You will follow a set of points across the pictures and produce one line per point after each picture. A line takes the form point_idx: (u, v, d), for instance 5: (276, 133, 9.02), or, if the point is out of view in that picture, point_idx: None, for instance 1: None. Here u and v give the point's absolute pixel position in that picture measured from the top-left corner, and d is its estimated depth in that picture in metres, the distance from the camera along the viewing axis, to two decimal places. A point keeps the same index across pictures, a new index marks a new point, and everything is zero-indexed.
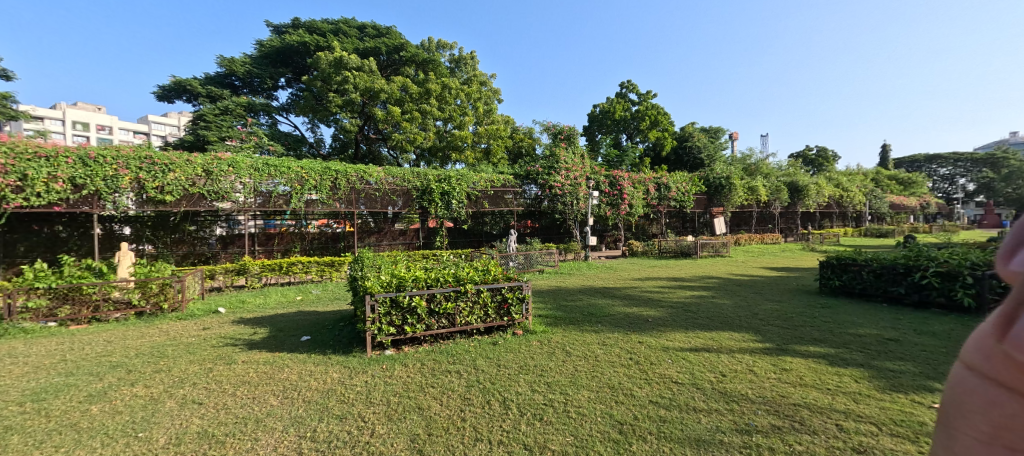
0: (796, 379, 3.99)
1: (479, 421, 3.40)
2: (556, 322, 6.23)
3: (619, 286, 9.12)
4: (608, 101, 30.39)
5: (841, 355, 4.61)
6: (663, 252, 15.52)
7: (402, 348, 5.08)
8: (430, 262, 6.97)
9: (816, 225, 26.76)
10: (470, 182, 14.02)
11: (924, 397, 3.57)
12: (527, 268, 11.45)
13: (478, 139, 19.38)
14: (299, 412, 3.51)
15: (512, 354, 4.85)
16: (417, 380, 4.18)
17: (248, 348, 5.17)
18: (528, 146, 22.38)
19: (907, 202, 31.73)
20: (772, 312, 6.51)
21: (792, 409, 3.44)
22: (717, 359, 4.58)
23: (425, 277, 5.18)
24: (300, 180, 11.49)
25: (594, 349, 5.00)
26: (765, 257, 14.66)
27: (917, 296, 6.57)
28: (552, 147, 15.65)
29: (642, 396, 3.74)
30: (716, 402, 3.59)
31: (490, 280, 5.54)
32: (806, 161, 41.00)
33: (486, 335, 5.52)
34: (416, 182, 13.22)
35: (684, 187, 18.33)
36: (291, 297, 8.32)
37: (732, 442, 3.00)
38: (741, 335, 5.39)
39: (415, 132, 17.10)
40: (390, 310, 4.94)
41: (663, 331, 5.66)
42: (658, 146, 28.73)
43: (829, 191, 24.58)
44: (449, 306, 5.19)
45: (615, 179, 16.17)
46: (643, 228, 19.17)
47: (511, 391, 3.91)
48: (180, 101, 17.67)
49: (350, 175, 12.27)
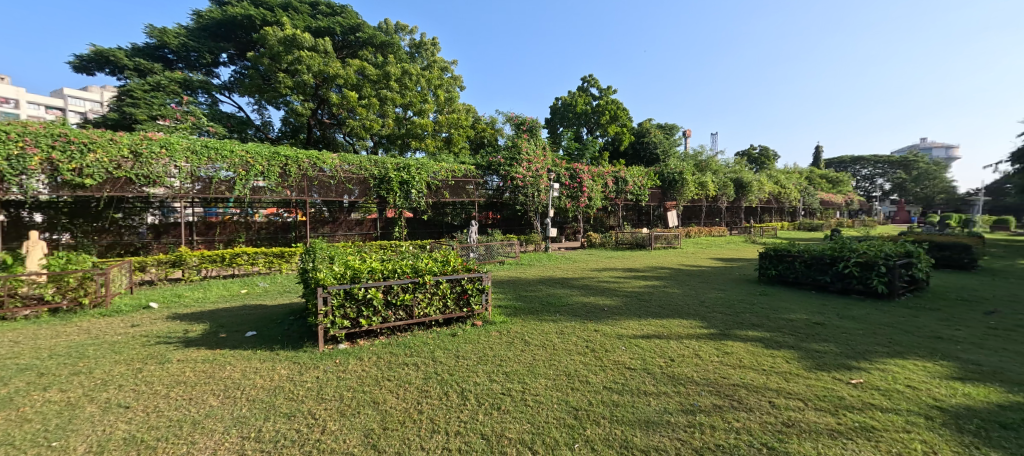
0: (736, 362, 4.29)
1: (437, 413, 3.37)
2: (516, 312, 6.29)
3: (577, 276, 9.35)
4: (570, 94, 30.87)
5: (775, 338, 4.99)
6: (620, 243, 16.05)
7: (357, 342, 4.93)
8: (387, 252, 6.79)
9: (757, 219, 28.73)
10: (430, 172, 13.74)
11: (844, 374, 3.95)
12: (488, 259, 11.45)
13: (439, 128, 19.00)
14: (242, 412, 3.32)
15: (470, 345, 4.85)
16: (372, 374, 4.07)
17: (185, 345, 4.81)
18: (489, 136, 22.23)
19: (835, 200, 34.80)
20: (717, 300, 6.94)
21: (731, 389, 3.69)
22: (667, 345, 4.82)
23: (382, 268, 5.02)
24: (245, 165, 10.76)
25: (552, 338, 5.10)
26: (712, 249, 15.56)
27: (840, 283, 7.23)
28: (514, 138, 15.67)
29: (596, 382, 3.87)
30: (664, 385, 3.79)
31: (450, 271, 5.49)
32: (750, 160, 43.81)
33: (444, 327, 5.47)
34: (373, 170, 12.77)
35: (640, 181, 19.01)
36: (235, 291, 7.81)
37: (679, 422, 3.17)
38: (689, 322, 5.70)
39: (373, 118, 16.47)
40: (344, 303, 4.75)
41: (618, 319, 5.87)
42: (617, 140, 29.56)
43: (770, 188, 26.42)
44: (407, 298, 5.09)
45: (575, 171, 16.46)
46: (601, 220, 19.73)
47: (469, 382, 3.91)
48: (103, 74, 15.95)
49: (301, 161, 11.64)
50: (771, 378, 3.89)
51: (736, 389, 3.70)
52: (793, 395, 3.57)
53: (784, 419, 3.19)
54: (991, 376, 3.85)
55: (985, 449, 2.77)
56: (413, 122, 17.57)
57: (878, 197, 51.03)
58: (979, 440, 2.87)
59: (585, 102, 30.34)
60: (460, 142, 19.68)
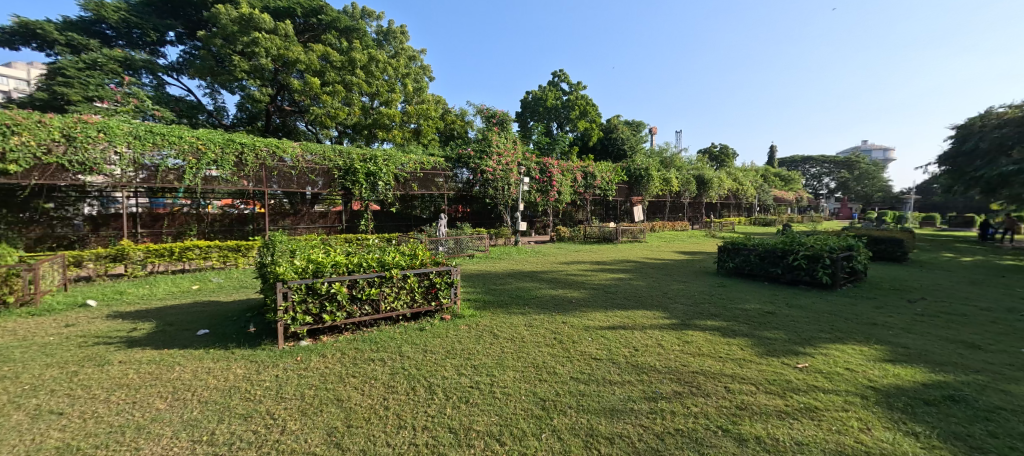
0: (695, 350, 4.48)
1: (404, 408, 3.33)
2: (485, 305, 6.29)
3: (546, 270, 9.45)
4: (540, 88, 31.02)
5: (731, 327, 5.26)
6: (588, 237, 16.33)
7: (320, 338, 4.77)
8: (352, 245, 6.60)
9: (717, 214, 30.06)
10: (398, 163, 13.42)
11: (791, 359, 4.22)
12: (457, 253, 11.36)
13: (407, 119, 18.56)
14: (193, 415, 3.14)
15: (439, 339, 4.81)
16: (336, 371, 3.96)
17: (128, 346, 4.49)
18: (459, 128, 21.96)
19: (788, 197, 36.93)
20: (679, 292, 7.22)
21: (691, 376, 3.86)
22: (632, 335, 4.96)
23: (346, 262, 4.87)
24: (196, 152, 10.10)
25: (521, 331, 5.14)
26: (675, 243, 16.14)
27: (790, 275, 7.68)
28: (485, 131, 15.55)
29: (563, 373, 3.94)
30: (629, 374, 3.90)
31: (418, 264, 5.39)
32: (711, 157, 45.66)
33: (412, 321, 5.39)
34: (337, 161, 12.32)
35: (608, 177, 19.40)
36: (185, 287, 7.36)
37: (641, 409, 3.27)
38: (652, 313, 5.90)
39: (338, 106, 15.87)
40: (306, 298, 4.57)
41: (585, 311, 5.99)
42: (586, 135, 30.00)
43: (729, 184, 27.69)
44: (372, 292, 4.96)
45: (545, 166, 16.57)
46: (570, 214, 20.01)
47: (437, 376, 3.88)
48: (28, 48, 14.44)
49: (259, 149, 11.06)
50: (728, 364, 4.09)
51: (695, 375, 3.87)
52: (747, 380, 3.77)
53: (738, 402, 3.37)
54: (919, 358, 4.22)
55: (912, 424, 3.04)
56: (380, 112, 17.07)
57: (825, 194, 54.52)
58: (907, 417, 3.14)
59: (555, 97, 30.59)
60: (429, 134, 19.33)
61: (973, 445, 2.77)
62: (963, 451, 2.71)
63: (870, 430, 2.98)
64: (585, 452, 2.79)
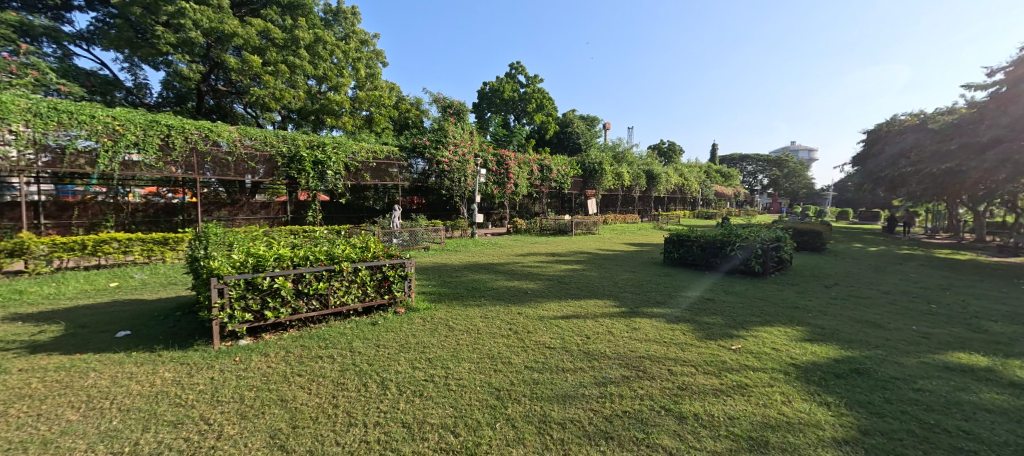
0: (642, 336, 4.71)
1: (354, 405, 3.23)
2: (440, 297, 6.23)
3: (502, 262, 9.49)
4: (498, 79, 30.80)
5: (675, 313, 5.58)
6: (544, 230, 16.59)
7: (262, 336, 4.49)
8: (299, 237, 6.26)
9: (665, 207, 31.62)
10: (349, 152, 12.81)
11: (726, 342, 4.56)
12: (412, 246, 11.12)
13: (358, 106, 17.76)
14: (111, 425, 2.85)
15: (392, 333, 4.70)
16: (280, 370, 3.76)
17: (32, 352, 3.98)
18: (414, 117, 21.34)
19: (727, 192, 39.55)
20: (629, 281, 7.54)
21: (638, 360, 4.06)
22: (584, 324, 5.13)
23: (291, 256, 4.60)
24: (112, 133, 9.03)
25: (476, 323, 5.14)
26: (626, 235, 16.82)
27: (728, 264, 8.26)
28: (441, 121, 15.22)
29: (518, 363, 4.00)
30: (580, 361, 4.03)
31: (370, 257, 5.22)
32: (660, 153, 47.75)
33: (364, 315, 5.22)
34: (281, 147, 11.53)
35: (563, 170, 19.72)
36: (102, 285, 6.62)
37: (592, 394, 3.40)
38: (604, 302, 6.13)
39: (281, 88, 14.87)
40: (245, 294, 4.28)
41: (541, 302, 6.10)
42: (542, 129, 30.28)
43: (676, 179, 29.18)
44: (321, 286, 4.74)
45: (502, 158, 16.56)
46: (526, 207, 20.18)
47: (390, 371, 3.79)
48: None
49: (189, 132, 10.12)
50: (671, 349, 4.34)
51: (642, 360, 4.07)
52: (688, 362, 4.02)
53: (680, 383, 3.60)
54: (833, 337, 4.71)
55: (826, 395, 3.40)
56: (328, 97, 16.22)
57: (759, 190, 58.85)
58: (822, 389, 3.50)
59: (512, 88, 30.53)
60: (382, 122, 18.63)
61: (873, 410, 3.16)
62: (865, 416, 3.08)
63: (791, 402, 3.29)
64: (538, 438, 2.86)
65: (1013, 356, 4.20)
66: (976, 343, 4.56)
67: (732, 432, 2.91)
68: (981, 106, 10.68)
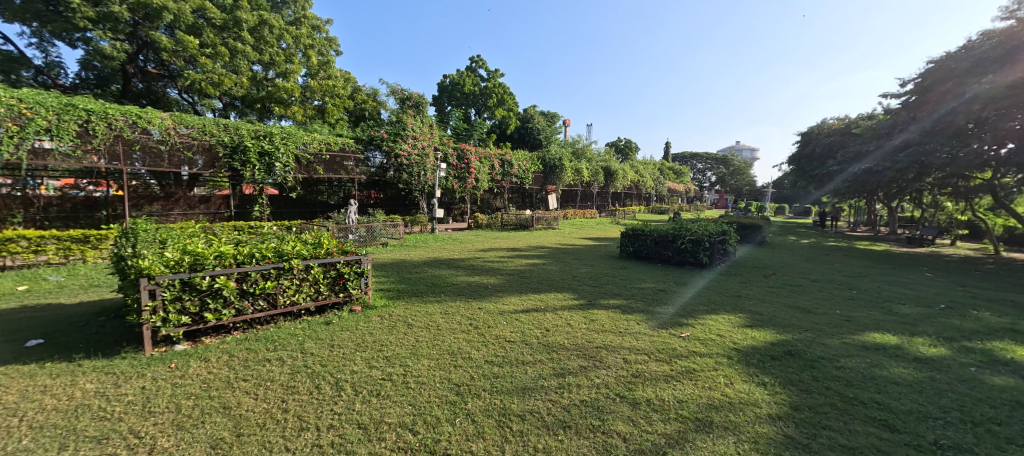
0: (599, 327, 4.86)
1: (306, 409, 3.09)
2: (399, 294, 6.08)
3: (463, 257, 9.42)
4: (458, 73, 30.37)
5: (630, 304, 5.80)
6: (505, 225, 16.61)
7: (202, 340, 4.19)
8: (245, 234, 5.88)
9: (621, 203, 32.69)
10: (300, 143, 12.11)
11: (676, 330, 4.80)
12: (369, 242, 10.76)
13: (309, 95, 16.88)
14: (20, 446, 2.57)
15: (347, 332, 4.53)
16: (222, 375, 3.52)
17: None
18: (371, 109, 20.58)
19: (679, 188, 41.44)
20: (587, 274, 7.75)
21: (595, 351, 4.18)
22: (543, 317, 5.20)
23: (234, 253, 4.31)
24: (18, 118, 7.97)
25: (436, 319, 5.08)
26: (585, 229, 17.19)
27: (678, 257, 8.67)
28: (399, 113, 14.75)
29: (478, 358, 3.99)
30: (539, 354, 4.09)
31: (323, 254, 5.00)
32: (617, 150, 49.14)
33: (316, 315, 5.00)
34: (223, 136, 10.67)
35: (524, 165, 19.78)
36: (9, 289, 5.89)
37: (551, 385, 3.47)
38: (563, 295, 6.27)
39: (221, 73, 13.85)
40: (181, 295, 3.96)
41: (501, 296, 6.11)
42: (503, 124, 30.23)
43: (632, 176, 30.20)
44: (268, 286, 4.48)
45: (462, 152, 16.37)
46: (488, 202, 20.12)
47: (346, 371, 3.67)
48: None
49: (113, 118, 9.12)
50: (626, 338, 4.51)
51: (599, 350, 4.20)
52: (641, 350, 4.20)
53: (634, 371, 3.74)
54: (770, 323, 5.10)
55: (763, 375, 3.67)
56: (276, 85, 15.31)
57: (708, 187, 62.23)
58: (759, 370, 3.78)
59: (473, 82, 30.22)
60: (336, 113, 17.82)
61: (803, 388, 3.45)
62: (795, 393, 3.36)
63: (733, 384, 3.52)
64: (497, 431, 2.87)
65: (919, 335, 4.73)
66: (889, 324, 5.10)
67: (680, 414, 3.07)
68: (895, 113, 11.85)
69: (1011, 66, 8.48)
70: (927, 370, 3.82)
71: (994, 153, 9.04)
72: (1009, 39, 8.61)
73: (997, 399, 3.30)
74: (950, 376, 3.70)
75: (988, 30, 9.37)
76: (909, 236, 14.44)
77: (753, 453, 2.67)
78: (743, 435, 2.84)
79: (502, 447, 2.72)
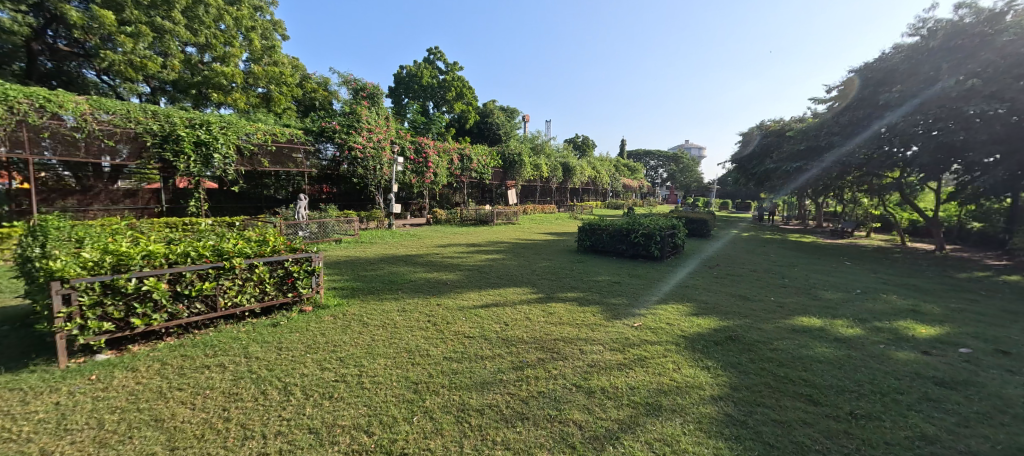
0: (557, 320, 4.96)
1: (250, 416, 2.92)
2: (354, 293, 5.87)
3: (421, 253, 9.25)
4: (415, 64, 29.61)
5: (587, 297, 5.97)
6: (464, 220, 16.49)
7: (128, 348, 3.83)
8: (179, 231, 5.45)
9: (579, 198, 33.42)
10: (242, 132, 11.14)
11: (629, 320, 4.99)
12: (321, 238, 10.28)
13: (252, 81, 15.79)
14: None
15: (296, 334, 4.32)
16: (153, 386, 3.25)
17: None
18: (322, 99, 19.60)
19: (633, 184, 42.97)
20: (545, 268, 7.87)
21: (554, 343, 4.26)
22: (503, 312, 5.22)
23: (164, 253, 3.98)
24: None
25: (393, 317, 4.95)
26: (544, 224, 17.43)
27: (632, 250, 9.01)
28: (352, 104, 14.13)
29: (437, 354, 3.95)
30: (498, 348, 4.11)
31: (268, 252, 4.73)
32: (575, 146, 50.09)
33: (262, 317, 4.72)
34: (150, 124, 9.60)
35: (484, 160, 19.66)
36: None
37: (509, 379, 3.50)
38: (522, 289, 6.33)
39: (148, 55, 12.62)
40: (102, 300, 3.60)
41: (460, 292, 6.07)
42: (462, 118, 29.88)
43: (589, 172, 30.92)
44: (206, 287, 4.17)
45: (420, 146, 16.01)
46: (447, 197, 19.84)
47: (295, 375, 3.49)
48: None
49: (16, 101, 8.03)
50: (582, 330, 4.64)
51: (557, 342, 4.28)
52: (596, 341, 4.33)
53: (589, 361, 3.86)
54: (714, 310, 5.43)
55: (706, 360, 3.91)
56: (214, 69, 14.18)
57: (660, 183, 65.04)
58: (704, 355, 4.02)
59: (431, 75, 29.58)
60: (283, 102, 16.82)
61: (741, 369, 3.71)
62: (735, 375, 3.61)
63: (680, 369, 3.72)
64: (456, 427, 2.86)
65: (839, 317, 5.23)
66: (815, 308, 5.60)
67: (632, 400, 3.21)
68: (822, 116, 12.94)
69: (917, 76, 9.50)
70: (846, 348, 4.23)
71: (902, 155, 10.11)
72: (913, 53, 9.68)
73: (901, 371, 3.73)
74: (863, 353, 4.13)
75: (900, 44, 10.43)
76: (833, 228, 15.90)
77: (696, 432, 2.84)
78: (688, 416, 3.01)
79: (461, 443, 2.71)
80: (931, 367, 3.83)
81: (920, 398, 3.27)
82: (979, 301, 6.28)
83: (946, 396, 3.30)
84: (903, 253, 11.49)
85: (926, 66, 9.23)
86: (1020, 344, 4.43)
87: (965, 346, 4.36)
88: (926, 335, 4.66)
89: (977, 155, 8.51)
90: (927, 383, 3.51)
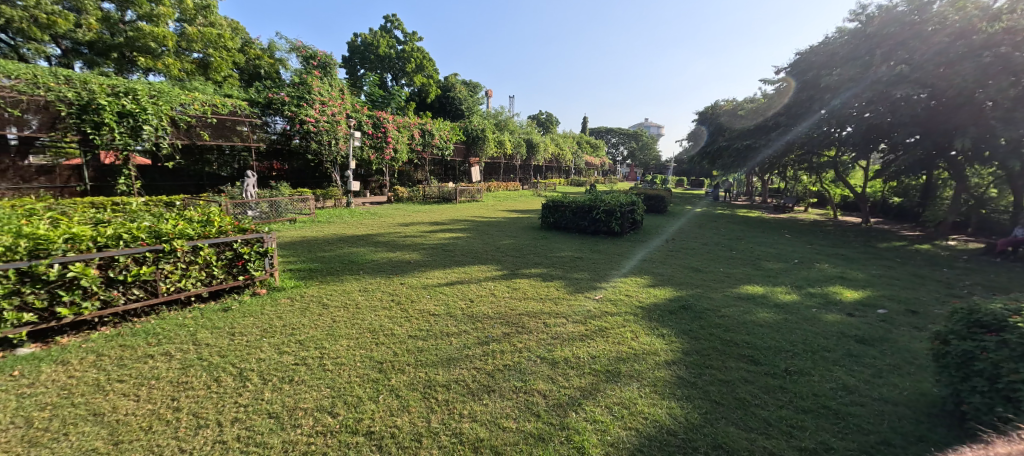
0: (523, 294, 5.07)
1: (202, 405, 2.79)
2: (312, 274, 5.67)
3: (383, 232, 9.05)
4: (371, 32, 28.03)
5: (550, 272, 6.09)
6: (426, 197, 16.18)
7: (55, 340, 3.51)
8: (109, 212, 4.97)
9: (543, 175, 33.58)
10: (175, 103, 10.05)
11: (591, 293, 5.19)
12: (273, 219, 9.73)
13: (186, 45, 14.30)
14: None
15: (249, 318, 4.12)
16: (88, 378, 3.01)
17: None
18: (267, 67, 18.17)
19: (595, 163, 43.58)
20: (509, 245, 7.98)
21: (518, 317, 4.34)
22: (467, 288, 5.27)
23: (91, 236, 3.64)
24: None
25: (355, 297, 4.85)
26: (507, 202, 17.41)
27: (593, 226, 9.24)
28: (303, 73, 13.14)
29: (401, 334, 3.90)
30: (464, 325, 4.14)
31: (214, 233, 4.40)
32: (539, 123, 49.93)
33: (210, 302, 4.44)
34: (62, 90, 8.30)
35: (446, 136, 19.08)
36: None
37: (475, 354, 3.53)
38: (487, 266, 6.36)
39: (54, 11, 11.25)
40: (19, 289, 3.25)
41: (424, 271, 6.03)
42: (422, 91, 28.83)
43: (553, 148, 31.01)
44: (144, 272, 3.86)
45: (378, 120, 15.29)
46: (408, 174, 19.30)
47: (251, 360, 3.35)
48: None
49: None
50: (546, 303, 4.77)
51: (521, 317, 4.36)
52: (559, 314, 4.46)
53: (552, 333, 3.97)
54: (669, 282, 5.73)
55: (662, 328, 4.14)
56: (139, 29, 12.70)
57: (620, 162, 66.45)
58: (660, 323, 4.26)
59: (389, 44, 28.13)
60: (223, 69, 15.47)
61: (692, 335, 3.97)
62: (686, 341, 3.86)
63: (638, 337, 3.93)
64: (423, 403, 2.88)
65: (779, 285, 5.68)
66: (759, 278, 6.03)
67: (593, 368, 3.35)
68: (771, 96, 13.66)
69: (855, 60, 10.11)
70: (783, 312, 4.63)
71: (838, 135, 10.87)
72: (855, 39, 10.32)
73: (830, 332, 4.12)
74: (798, 316, 4.52)
75: (842, 28, 11.04)
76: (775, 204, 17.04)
77: (651, 394, 3.03)
78: (644, 380, 3.20)
79: (428, 418, 2.74)
80: (854, 326, 4.26)
81: (844, 354, 3.64)
82: (895, 267, 7.03)
83: (865, 352, 3.69)
84: (834, 226, 12.56)
85: (864, 50, 9.86)
86: (927, 305, 5.01)
87: (882, 307, 4.89)
88: (851, 298, 5.18)
89: (901, 136, 9.29)
90: (850, 341, 3.91)
